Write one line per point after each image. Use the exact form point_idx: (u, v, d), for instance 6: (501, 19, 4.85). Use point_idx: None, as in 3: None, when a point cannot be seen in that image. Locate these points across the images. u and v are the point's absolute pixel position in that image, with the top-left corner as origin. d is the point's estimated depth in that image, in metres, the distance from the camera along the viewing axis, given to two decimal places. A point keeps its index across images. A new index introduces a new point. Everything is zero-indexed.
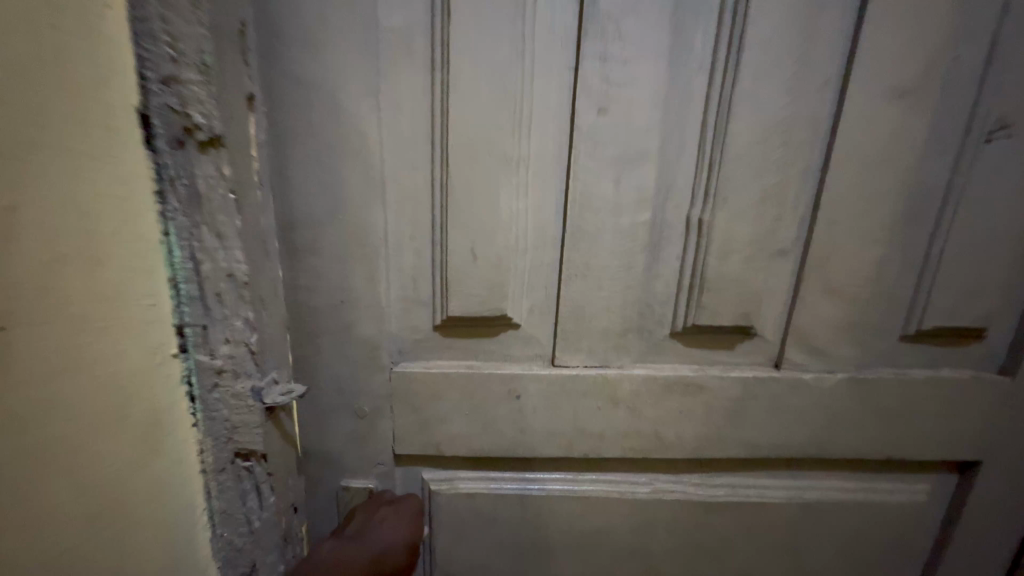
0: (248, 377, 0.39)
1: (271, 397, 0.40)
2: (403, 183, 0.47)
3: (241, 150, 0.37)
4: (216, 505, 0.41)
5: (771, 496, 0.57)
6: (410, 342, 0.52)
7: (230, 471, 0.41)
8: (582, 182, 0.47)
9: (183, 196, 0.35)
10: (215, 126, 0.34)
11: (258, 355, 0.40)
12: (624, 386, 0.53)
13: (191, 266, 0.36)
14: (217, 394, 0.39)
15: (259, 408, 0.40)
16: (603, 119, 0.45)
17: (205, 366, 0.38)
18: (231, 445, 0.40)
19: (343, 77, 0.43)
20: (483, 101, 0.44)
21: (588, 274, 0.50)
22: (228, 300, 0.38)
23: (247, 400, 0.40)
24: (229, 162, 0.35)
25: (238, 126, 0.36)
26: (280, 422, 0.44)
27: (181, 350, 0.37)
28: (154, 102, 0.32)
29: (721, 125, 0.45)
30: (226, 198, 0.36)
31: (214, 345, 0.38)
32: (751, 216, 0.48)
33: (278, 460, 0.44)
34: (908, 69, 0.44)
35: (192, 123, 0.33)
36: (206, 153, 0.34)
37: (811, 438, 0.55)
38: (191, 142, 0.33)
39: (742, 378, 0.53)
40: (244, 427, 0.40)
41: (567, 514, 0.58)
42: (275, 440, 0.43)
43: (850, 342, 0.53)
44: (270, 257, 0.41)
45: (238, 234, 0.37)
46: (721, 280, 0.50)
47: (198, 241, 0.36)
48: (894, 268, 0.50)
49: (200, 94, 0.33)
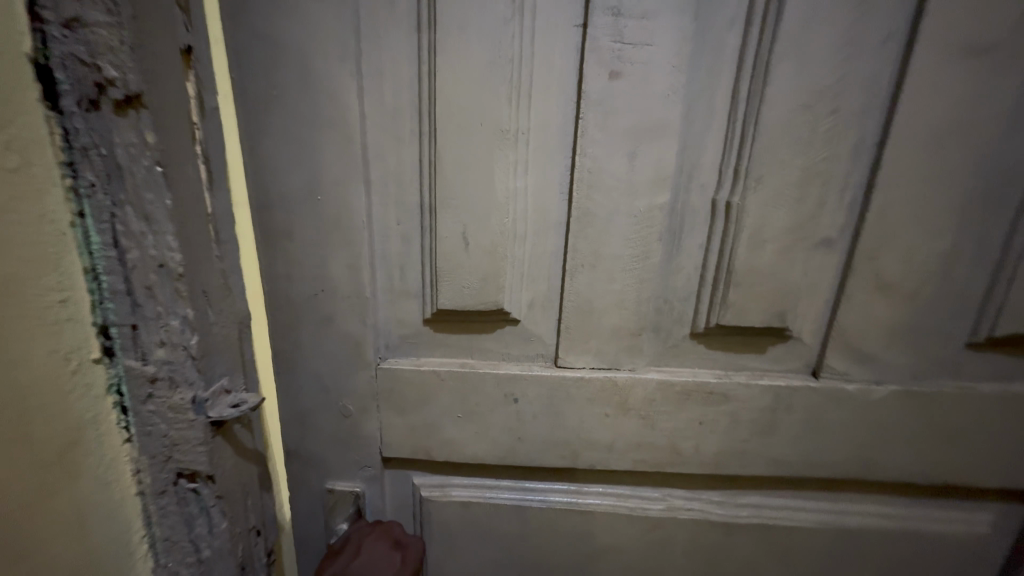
0: (188, 386, 0.33)
1: (219, 411, 0.34)
2: (386, 159, 0.41)
3: (173, 109, 0.31)
4: (158, 531, 0.36)
5: (802, 521, 0.51)
6: (398, 337, 0.47)
7: (173, 492, 0.36)
8: (589, 158, 0.41)
9: (100, 172, 0.29)
10: (130, 80, 0.28)
11: (201, 362, 0.33)
12: (636, 392, 0.47)
13: (116, 255, 0.30)
14: (152, 406, 0.33)
15: (202, 423, 0.34)
16: (615, 85, 0.39)
17: (136, 373, 0.33)
18: (172, 463, 0.35)
19: (315, 35, 0.38)
20: (473, 64, 0.38)
21: (597, 265, 0.44)
22: (161, 295, 0.32)
23: (187, 413, 0.34)
24: (153, 126, 0.29)
25: (165, 81, 0.30)
26: (235, 436, 0.37)
27: (106, 354, 0.32)
28: (58, 50, 0.27)
29: (756, 89, 0.38)
30: (152, 172, 0.30)
31: (146, 348, 0.32)
32: (790, 200, 0.41)
33: (233, 479, 0.38)
34: (997, 16, 0.36)
35: (103, 76, 0.28)
36: (125, 116, 0.29)
37: (853, 457, 0.48)
38: (105, 102, 0.28)
39: (774, 386, 0.46)
40: (184, 444, 0.34)
41: (570, 529, 0.52)
42: (229, 457, 0.37)
43: (904, 348, 0.45)
44: (219, 245, 0.35)
45: (168, 216, 0.31)
46: (752, 275, 0.43)
47: (121, 227, 0.30)
48: (963, 263, 0.42)
49: (108, 38, 0.27)
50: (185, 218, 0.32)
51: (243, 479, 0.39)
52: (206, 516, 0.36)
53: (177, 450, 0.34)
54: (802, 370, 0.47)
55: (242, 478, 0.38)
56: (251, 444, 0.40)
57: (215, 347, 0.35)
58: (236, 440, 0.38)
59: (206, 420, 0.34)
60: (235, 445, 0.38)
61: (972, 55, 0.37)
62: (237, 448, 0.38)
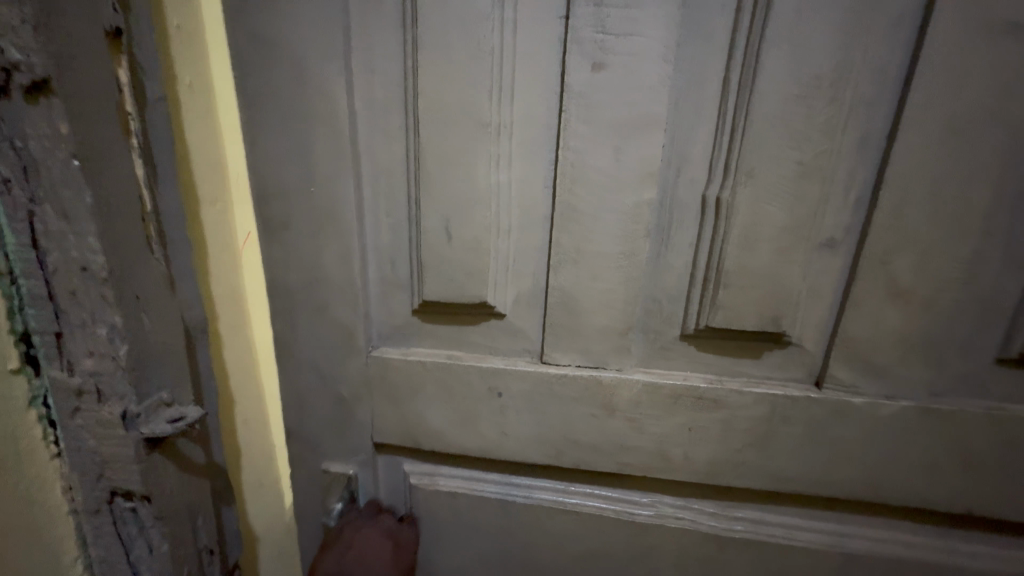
0: (120, 400, 0.33)
1: (154, 428, 0.34)
2: (378, 154, 0.43)
3: (99, 98, 0.30)
4: (94, 552, 0.37)
5: (803, 540, 0.47)
6: (389, 327, 0.49)
7: (108, 510, 0.36)
8: (573, 152, 0.40)
9: (14, 164, 0.28)
10: (36, 64, 0.27)
11: (133, 375, 0.33)
12: (622, 394, 0.46)
13: (34, 257, 0.30)
14: (80, 419, 0.33)
15: (135, 440, 0.34)
16: (597, 76, 0.38)
17: (62, 385, 0.33)
18: (105, 482, 0.35)
19: (305, 33, 0.39)
20: (455, 59, 0.38)
21: (581, 261, 0.43)
22: (86, 299, 0.31)
23: (119, 429, 0.33)
24: (67, 116, 0.28)
25: (91, 69, 0.29)
26: (178, 452, 0.37)
27: (28, 364, 0.32)
28: None
29: (747, 78, 0.36)
30: (69, 165, 0.28)
31: (73, 357, 0.32)
32: (786, 197, 0.38)
33: (177, 498, 0.38)
34: None
35: (9, 61, 0.26)
36: (37, 105, 0.27)
37: (862, 477, 0.44)
38: (15, 89, 0.27)
39: (770, 396, 0.44)
40: (117, 463, 0.34)
41: (555, 529, 0.52)
42: (170, 472, 0.37)
43: (921, 362, 0.41)
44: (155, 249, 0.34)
45: (90, 212, 0.29)
46: (744, 276, 0.40)
47: (40, 224, 0.29)
48: (990, 269, 0.38)
49: (10, 17, 0.26)
50: (110, 213, 0.30)
51: (188, 496, 0.39)
52: (144, 535, 0.37)
53: (110, 468, 0.34)
54: (804, 379, 0.44)
55: (185, 496, 0.38)
56: (202, 458, 0.40)
57: (149, 358, 0.34)
58: (181, 455, 0.38)
59: (140, 437, 0.34)
60: (181, 460, 0.38)
61: (1001, 34, 0.33)
62: (180, 463, 0.38)
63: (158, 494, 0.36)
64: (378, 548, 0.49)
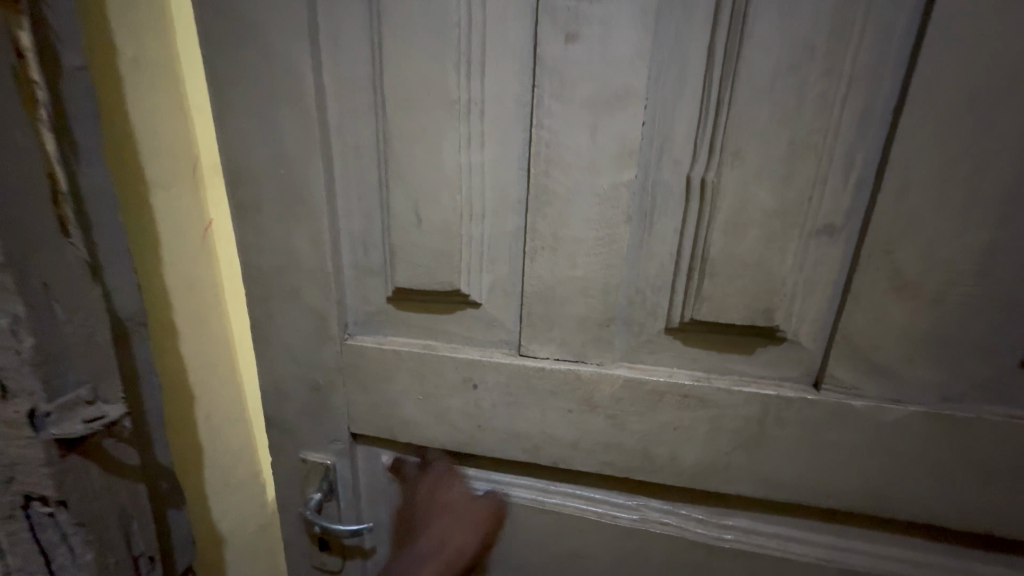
0: (25, 399, 0.33)
1: (66, 428, 0.35)
2: (348, 135, 0.41)
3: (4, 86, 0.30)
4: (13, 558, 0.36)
5: (798, 553, 0.44)
6: (365, 314, 0.47)
7: (25, 516, 0.36)
8: (547, 131, 0.37)
9: None
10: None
11: (42, 369, 0.33)
12: (602, 389, 0.43)
13: None
14: None
15: (44, 441, 0.34)
16: (571, 48, 0.35)
17: None
18: (16, 487, 0.35)
19: (269, 6, 0.38)
20: (419, 33, 0.37)
21: (557, 247, 0.40)
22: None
23: (25, 429, 0.34)
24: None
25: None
26: (103, 452, 0.38)
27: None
28: None
29: (734, 47, 0.33)
30: None
31: None
32: (777, 179, 0.35)
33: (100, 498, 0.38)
34: None
35: None
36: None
37: (862, 488, 0.40)
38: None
39: (761, 395, 0.40)
40: (27, 464, 0.34)
41: (534, 529, 0.50)
42: (92, 474, 0.37)
43: (932, 363, 0.37)
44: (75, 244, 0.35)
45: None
46: (730, 266, 0.37)
47: None
48: (1014, 261, 0.33)
49: None
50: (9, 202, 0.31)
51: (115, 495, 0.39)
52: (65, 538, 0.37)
53: (19, 471, 0.35)
54: (801, 379, 0.41)
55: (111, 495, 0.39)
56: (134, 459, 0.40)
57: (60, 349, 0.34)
58: (109, 455, 0.38)
59: (51, 438, 0.35)
60: (110, 461, 0.38)
61: None
62: (106, 462, 0.38)
63: (75, 498, 0.37)
64: (471, 532, 0.49)
